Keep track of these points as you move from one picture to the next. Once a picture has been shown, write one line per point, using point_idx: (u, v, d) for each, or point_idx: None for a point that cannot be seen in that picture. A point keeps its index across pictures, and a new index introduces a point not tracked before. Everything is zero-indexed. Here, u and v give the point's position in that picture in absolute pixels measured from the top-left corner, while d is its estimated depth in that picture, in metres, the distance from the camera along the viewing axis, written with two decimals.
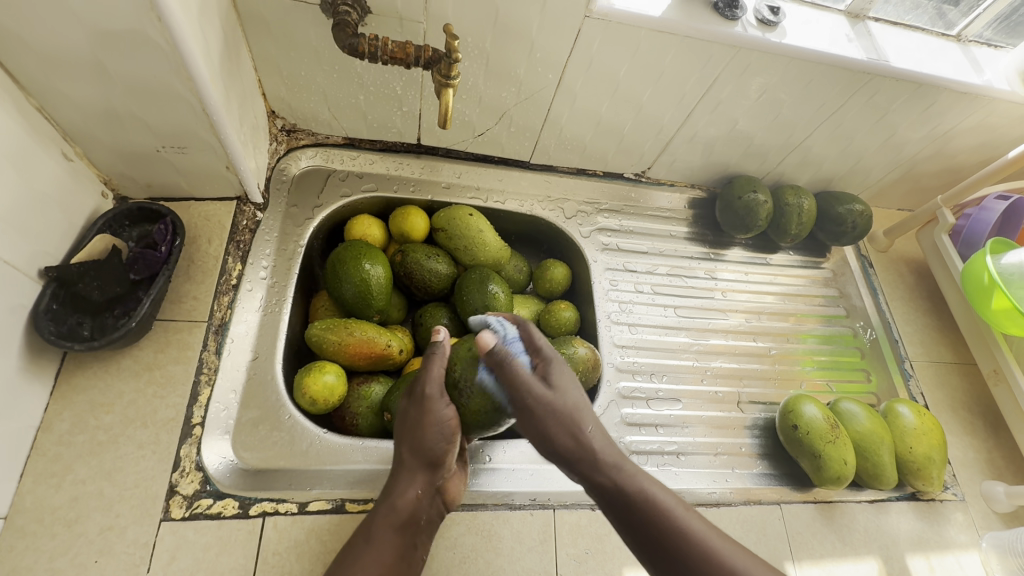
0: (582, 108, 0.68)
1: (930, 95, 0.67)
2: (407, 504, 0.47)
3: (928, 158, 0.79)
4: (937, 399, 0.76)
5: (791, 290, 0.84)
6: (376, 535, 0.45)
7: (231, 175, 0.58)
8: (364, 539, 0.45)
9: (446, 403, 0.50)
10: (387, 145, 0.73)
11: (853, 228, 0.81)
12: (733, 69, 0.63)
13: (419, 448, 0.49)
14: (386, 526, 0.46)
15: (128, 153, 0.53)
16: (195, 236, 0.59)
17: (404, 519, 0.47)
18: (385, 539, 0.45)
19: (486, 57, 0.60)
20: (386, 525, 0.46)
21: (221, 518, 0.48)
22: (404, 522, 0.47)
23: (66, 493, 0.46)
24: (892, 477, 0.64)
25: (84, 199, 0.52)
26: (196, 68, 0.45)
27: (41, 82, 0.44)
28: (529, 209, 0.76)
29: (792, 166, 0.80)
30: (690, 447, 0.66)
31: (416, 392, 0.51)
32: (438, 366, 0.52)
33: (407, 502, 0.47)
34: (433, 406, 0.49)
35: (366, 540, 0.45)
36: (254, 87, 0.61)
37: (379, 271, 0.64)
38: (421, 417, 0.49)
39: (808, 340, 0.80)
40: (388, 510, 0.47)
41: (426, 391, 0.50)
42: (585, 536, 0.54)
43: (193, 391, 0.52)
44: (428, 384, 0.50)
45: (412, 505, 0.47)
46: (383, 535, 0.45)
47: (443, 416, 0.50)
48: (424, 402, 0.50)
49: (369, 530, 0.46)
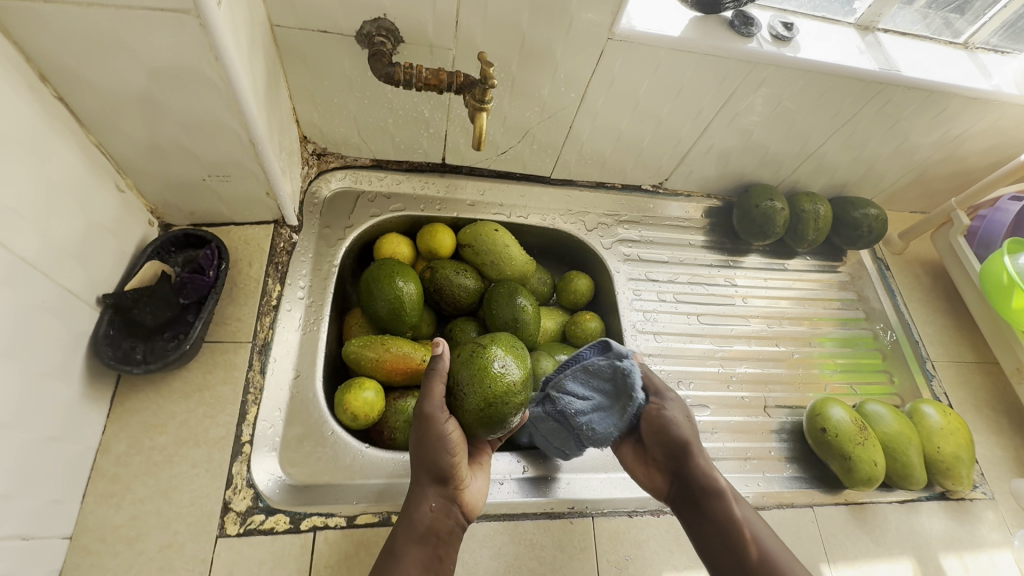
0: (603, 125, 0.70)
1: (942, 101, 0.69)
2: (424, 518, 0.47)
3: (940, 162, 0.81)
4: (960, 398, 0.77)
5: (803, 295, 0.85)
6: (397, 552, 0.46)
7: (270, 201, 0.60)
8: (389, 557, 0.46)
9: (446, 417, 0.48)
10: (413, 165, 0.76)
11: (868, 233, 0.82)
12: (749, 83, 0.66)
13: (426, 463, 0.48)
14: (407, 541, 0.46)
15: (175, 183, 0.55)
16: (236, 260, 0.61)
17: (424, 533, 0.47)
18: (406, 556, 0.45)
19: (512, 80, 0.63)
20: (407, 541, 0.46)
21: (273, 533, 0.49)
22: (425, 535, 0.47)
23: (127, 512, 0.47)
24: (921, 477, 0.65)
25: (133, 228, 0.54)
26: (246, 101, 0.47)
27: (101, 119, 0.46)
28: (551, 222, 0.78)
29: (807, 173, 0.82)
30: (720, 453, 0.68)
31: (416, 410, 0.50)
32: (440, 382, 0.49)
33: (423, 516, 0.47)
34: (431, 422, 0.48)
35: (390, 559, 0.46)
36: (289, 115, 0.63)
37: (411, 287, 0.66)
38: (424, 433, 0.49)
39: (827, 343, 0.81)
40: (407, 526, 0.47)
41: (426, 409, 0.48)
42: (625, 542, 0.56)
43: (241, 410, 0.54)
44: (427, 403, 0.48)
45: (429, 519, 0.47)
46: (404, 551, 0.46)
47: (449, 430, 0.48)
48: (423, 419, 0.48)
49: (391, 548, 0.46)
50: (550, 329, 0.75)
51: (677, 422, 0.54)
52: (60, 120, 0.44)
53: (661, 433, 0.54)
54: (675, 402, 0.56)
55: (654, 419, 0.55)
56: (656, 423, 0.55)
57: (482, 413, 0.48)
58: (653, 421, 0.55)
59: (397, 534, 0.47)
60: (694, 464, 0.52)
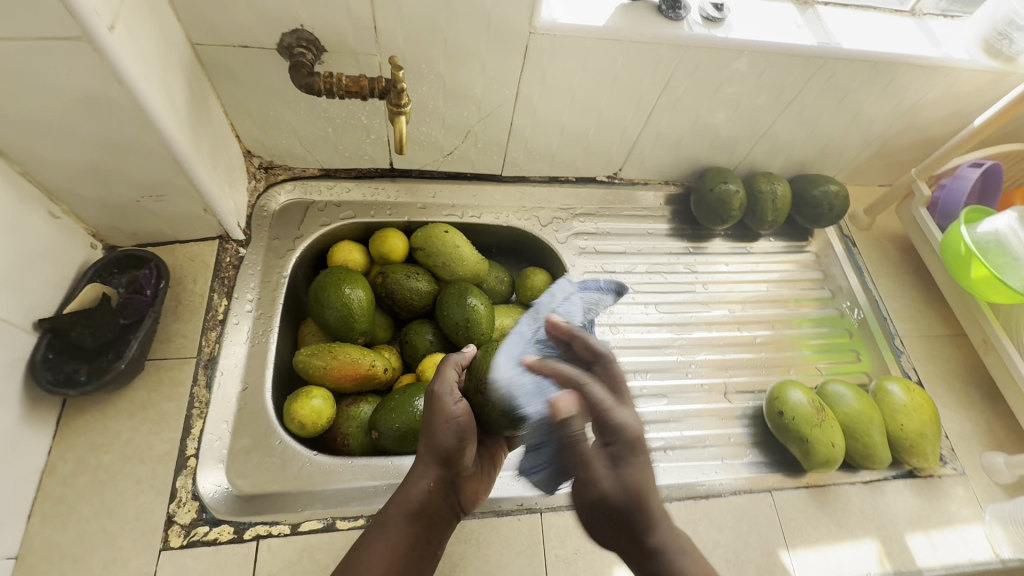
0: (544, 119, 0.70)
1: (888, 71, 0.67)
2: (419, 496, 0.50)
3: (899, 132, 0.79)
4: (930, 373, 0.75)
5: (784, 276, 0.84)
6: (388, 523, 0.49)
7: (210, 217, 0.61)
8: (378, 525, 0.49)
9: (457, 401, 0.51)
10: (362, 172, 0.76)
11: (829, 211, 0.81)
12: (685, 67, 0.65)
13: (431, 445, 0.51)
14: (397, 515, 0.49)
15: (112, 205, 0.56)
16: (181, 277, 0.62)
17: (416, 511, 0.49)
18: (394, 529, 0.48)
19: (442, 80, 0.62)
20: (397, 514, 0.49)
21: (217, 544, 0.50)
22: (416, 514, 0.49)
23: (72, 531, 0.48)
24: (885, 456, 0.64)
25: (73, 252, 0.55)
26: (161, 122, 0.48)
27: (21, 148, 0.47)
28: (505, 220, 0.78)
29: (763, 153, 0.81)
30: (677, 442, 0.67)
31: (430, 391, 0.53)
32: (452, 368, 0.53)
33: (418, 495, 0.50)
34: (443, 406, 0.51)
35: (379, 527, 0.49)
36: (226, 130, 0.64)
37: (360, 293, 0.66)
38: (433, 415, 0.52)
39: (804, 325, 0.80)
40: (401, 501, 0.50)
41: (438, 390, 0.52)
42: (574, 536, 0.55)
43: (185, 425, 0.55)
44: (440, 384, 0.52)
45: (422, 498, 0.50)
46: (393, 524, 0.49)
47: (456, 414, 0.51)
48: (434, 400, 0.52)
49: (383, 517, 0.50)
50: (509, 327, 0.74)
51: (646, 508, 0.43)
52: None
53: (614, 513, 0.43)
54: (642, 483, 0.43)
55: (636, 497, 0.43)
56: (637, 503, 0.42)
57: (511, 401, 0.49)
58: (633, 503, 0.42)
59: (390, 506, 0.50)
60: (662, 555, 0.42)
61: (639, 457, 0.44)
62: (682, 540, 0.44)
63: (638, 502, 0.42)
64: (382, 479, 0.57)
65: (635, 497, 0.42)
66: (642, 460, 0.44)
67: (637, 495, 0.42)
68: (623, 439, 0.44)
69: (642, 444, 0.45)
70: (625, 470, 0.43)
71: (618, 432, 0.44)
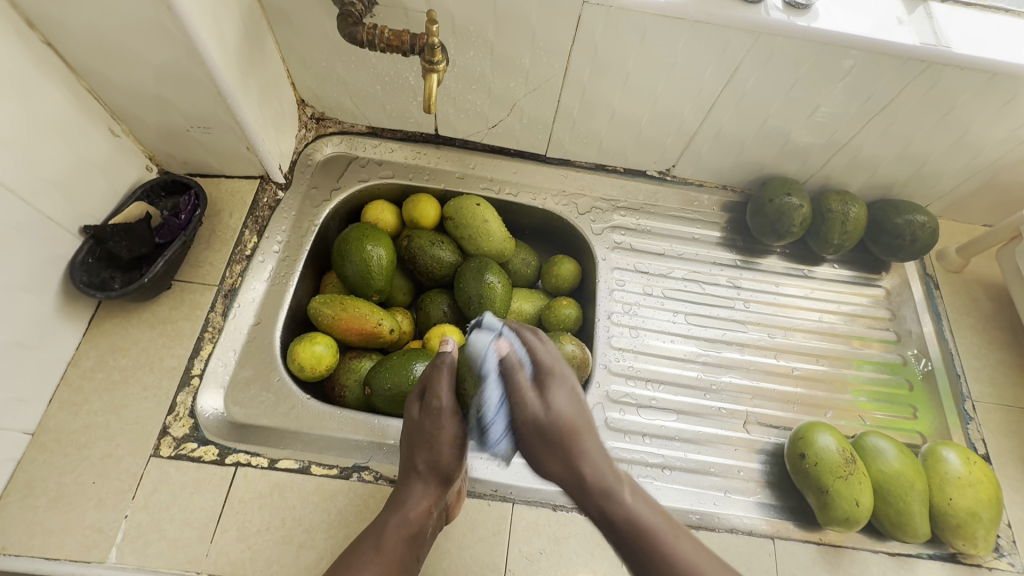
0: (594, 100, 0.66)
1: (1008, 86, 0.57)
2: (419, 518, 0.45)
3: (1013, 163, 0.68)
4: (1001, 449, 0.64)
5: (856, 311, 0.75)
6: (386, 546, 0.43)
7: (252, 156, 0.64)
8: (374, 546, 0.43)
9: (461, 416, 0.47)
10: (408, 135, 0.76)
11: (911, 242, 0.70)
12: (756, 57, 0.58)
13: (435, 462, 0.46)
14: (396, 536, 0.44)
15: (165, 132, 0.60)
16: (219, 210, 0.66)
17: (414, 533, 0.45)
18: (393, 551, 0.43)
19: (490, 46, 0.61)
20: (395, 536, 0.44)
21: (200, 461, 0.52)
22: (413, 535, 0.45)
23: (82, 420, 0.53)
24: (922, 529, 0.55)
25: (128, 170, 0.60)
26: (208, 55, 0.50)
27: (88, 65, 0.51)
28: (541, 202, 0.76)
29: (841, 168, 0.72)
30: (678, 462, 0.62)
31: (430, 402, 0.47)
32: (448, 374, 0.47)
33: (418, 516, 0.45)
34: (453, 422, 0.46)
35: (376, 548, 0.43)
36: (281, 76, 0.66)
37: (381, 252, 0.66)
38: (437, 432, 0.47)
39: (863, 367, 0.71)
40: (399, 520, 0.45)
41: (442, 403, 0.46)
42: (542, 535, 0.53)
43: (196, 346, 0.58)
44: (443, 396, 0.46)
45: (422, 520, 0.45)
46: (392, 547, 0.43)
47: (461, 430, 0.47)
48: (440, 415, 0.46)
49: (378, 537, 0.44)
50: (527, 312, 0.72)
51: (572, 435, 0.44)
52: (51, 64, 0.50)
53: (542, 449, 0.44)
54: (570, 410, 0.45)
55: (563, 427, 0.44)
56: (559, 434, 0.44)
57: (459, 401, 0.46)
58: (558, 436, 0.44)
59: (383, 524, 0.45)
60: (593, 481, 0.43)
61: (559, 386, 0.45)
62: (614, 468, 0.44)
63: (559, 438, 0.44)
64: (365, 436, 0.57)
65: (562, 430, 0.44)
66: (572, 404, 0.45)
67: (561, 422, 0.44)
68: (544, 369, 0.46)
69: (563, 374, 0.47)
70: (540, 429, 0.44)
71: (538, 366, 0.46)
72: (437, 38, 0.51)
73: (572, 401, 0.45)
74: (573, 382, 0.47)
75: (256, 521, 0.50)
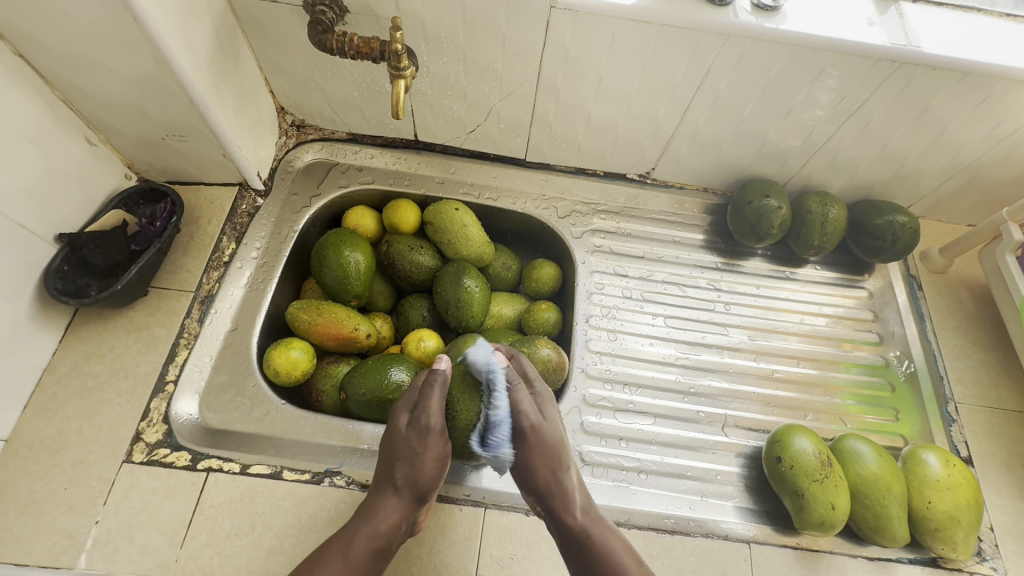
0: (569, 104, 0.67)
1: (980, 85, 0.57)
2: (387, 532, 0.46)
3: (995, 162, 0.67)
4: (985, 452, 0.64)
5: (839, 313, 0.74)
6: (353, 554, 0.44)
7: (229, 163, 0.65)
8: (340, 554, 0.44)
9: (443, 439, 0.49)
10: (388, 141, 0.76)
11: (892, 244, 0.70)
12: (726, 59, 0.58)
13: (413, 479, 0.48)
14: (364, 546, 0.45)
15: (142, 141, 0.61)
16: (198, 217, 0.67)
17: (381, 547, 0.45)
18: (359, 561, 0.44)
19: (462, 52, 0.61)
20: (363, 546, 0.45)
21: (172, 467, 0.53)
22: (380, 548, 0.45)
23: (55, 426, 0.53)
24: (901, 533, 0.54)
25: (104, 179, 0.61)
26: (177, 63, 0.51)
27: (61, 76, 0.53)
28: (521, 206, 0.76)
29: (820, 169, 0.71)
30: (654, 466, 0.61)
31: (420, 420, 0.49)
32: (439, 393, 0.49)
33: (388, 529, 0.46)
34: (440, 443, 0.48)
35: (342, 555, 0.44)
36: (258, 84, 0.67)
37: (359, 257, 0.66)
38: (422, 450, 0.48)
39: (851, 370, 0.70)
40: (369, 533, 0.45)
41: (428, 421, 0.48)
42: (514, 540, 0.53)
43: (170, 352, 0.59)
44: (428, 415, 0.48)
45: (390, 534, 0.46)
46: (358, 557, 0.44)
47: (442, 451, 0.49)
48: (427, 434, 0.48)
49: (346, 545, 0.44)
50: (507, 316, 0.71)
51: (552, 466, 0.51)
52: (23, 76, 0.51)
53: (534, 467, 0.51)
54: (557, 436, 0.53)
55: (550, 446, 0.52)
56: (550, 450, 0.51)
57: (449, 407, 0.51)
58: (537, 467, 0.50)
59: (351, 533, 0.46)
60: (561, 499, 0.50)
61: (540, 436, 0.51)
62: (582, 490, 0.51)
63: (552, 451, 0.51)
64: (339, 441, 0.57)
65: None
66: (557, 422, 0.53)
67: None
68: (532, 424, 0.51)
69: (548, 419, 0.53)
70: (533, 442, 0.51)
71: (526, 419, 0.51)
72: (401, 45, 0.53)
73: (559, 429, 0.53)
74: (557, 425, 0.53)
75: (226, 526, 0.51)
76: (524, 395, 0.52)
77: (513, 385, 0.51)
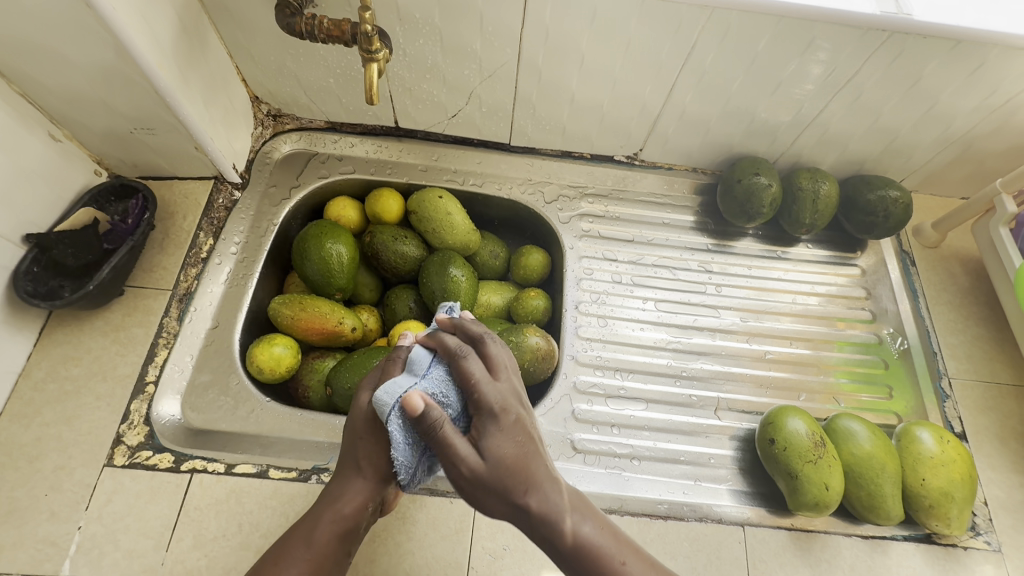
0: (552, 84, 0.65)
1: (974, 53, 0.55)
2: (353, 513, 0.42)
3: (988, 132, 0.66)
4: (979, 427, 0.63)
5: (833, 291, 0.73)
6: (317, 542, 0.40)
7: (202, 155, 0.63)
8: (305, 542, 0.40)
9: None
10: (367, 128, 0.74)
11: (885, 219, 0.69)
12: (712, 32, 0.56)
13: (378, 459, 0.42)
14: (328, 532, 0.41)
15: (109, 135, 0.59)
16: (173, 213, 0.65)
17: (348, 529, 0.42)
18: (324, 549, 0.40)
19: (439, 33, 0.59)
20: (328, 532, 0.41)
21: (155, 469, 0.52)
22: (347, 530, 0.42)
23: (33, 432, 0.52)
24: (895, 511, 0.54)
25: (73, 177, 0.59)
26: (139, 53, 0.49)
27: (17, 69, 0.50)
28: (507, 192, 0.74)
29: (810, 145, 0.70)
30: (647, 452, 0.61)
31: None
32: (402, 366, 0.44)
33: (353, 513, 0.42)
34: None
35: (306, 544, 0.40)
36: (230, 73, 0.64)
37: (342, 249, 0.64)
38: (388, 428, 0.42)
39: (844, 349, 0.70)
40: (333, 517, 0.41)
41: None
42: (505, 531, 0.52)
43: (150, 352, 0.57)
44: None
45: (357, 517, 0.42)
46: (322, 543, 0.40)
47: None
48: None
49: (309, 532, 0.41)
50: (495, 305, 0.70)
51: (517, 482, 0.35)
52: None
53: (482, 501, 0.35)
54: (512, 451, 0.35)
55: (506, 467, 0.35)
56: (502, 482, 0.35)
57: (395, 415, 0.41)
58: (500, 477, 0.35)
59: (314, 518, 0.41)
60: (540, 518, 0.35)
61: (502, 424, 0.36)
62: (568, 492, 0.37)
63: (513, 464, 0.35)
64: (326, 437, 0.56)
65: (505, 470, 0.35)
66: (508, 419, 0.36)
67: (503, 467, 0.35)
68: (487, 408, 0.37)
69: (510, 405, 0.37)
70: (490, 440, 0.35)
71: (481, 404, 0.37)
72: (372, 26, 0.51)
73: (516, 440, 0.36)
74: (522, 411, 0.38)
75: (213, 527, 0.50)
76: (474, 362, 0.39)
77: (460, 354, 0.39)
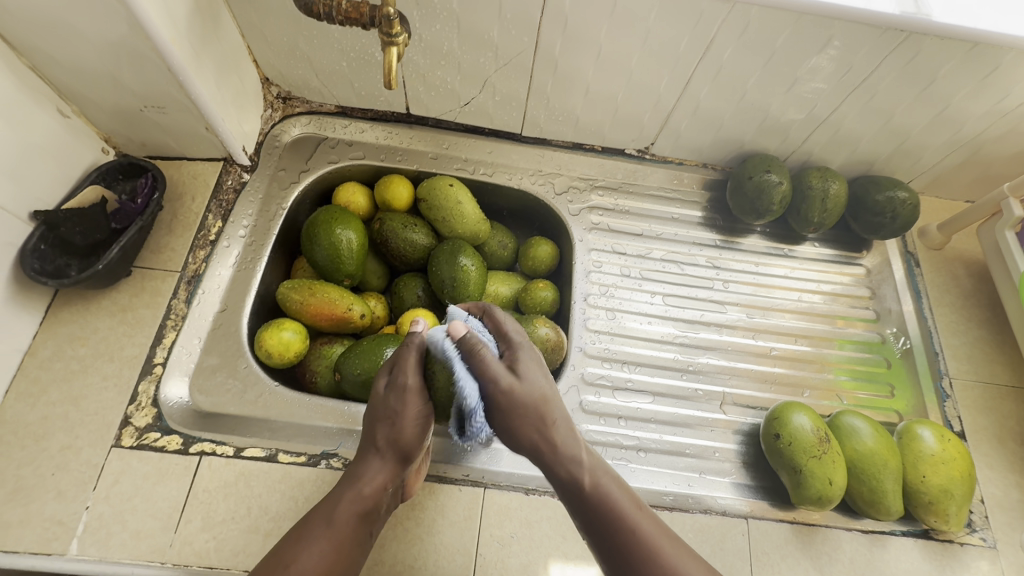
0: (567, 74, 0.64)
1: (990, 56, 0.55)
2: (372, 494, 0.42)
3: (998, 136, 0.66)
4: (978, 426, 0.64)
5: (837, 290, 0.74)
6: (338, 520, 0.41)
7: (212, 136, 0.62)
8: (325, 520, 0.41)
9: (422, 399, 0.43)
10: (378, 114, 0.73)
11: (892, 220, 0.69)
12: (730, 28, 0.56)
13: (395, 439, 0.43)
14: (349, 511, 0.41)
15: (119, 113, 0.58)
16: (182, 193, 0.64)
17: (368, 509, 0.42)
18: (343, 526, 0.41)
19: (456, 19, 0.58)
20: (348, 512, 0.41)
21: (163, 451, 0.51)
22: (366, 511, 0.42)
23: (40, 412, 0.52)
24: (896, 507, 0.55)
25: (81, 154, 0.58)
26: (153, 29, 0.48)
27: (26, 40, 0.49)
28: (517, 182, 0.74)
29: (822, 144, 0.70)
30: (653, 445, 0.61)
31: (396, 379, 0.43)
32: (416, 354, 0.44)
33: (373, 492, 0.42)
34: (418, 402, 0.42)
35: (326, 522, 0.40)
36: (241, 54, 0.63)
37: (351, 236, 0.63)
38: (401, 409, 0.43)
39: (846, 347, 0.71)
40: (352, 497, 0.42)
41: (405, 381, 0.43)
42: (513, 519, 0.52)
43: (158, 334, 0.57)
44: (406, 374, 0.43)
45: (377, 497, 0.43)
46: (343, 521, 0.41)
47: (423, 411, 0.43)
48: (404, 394, 0.43)
49: (330, 511, 0.41)
50: (503, 295, 0.70)
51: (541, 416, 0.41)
52: None
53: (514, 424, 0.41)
54: (539, 388, 0.42)
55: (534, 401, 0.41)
56: (531, 410, 0.41)
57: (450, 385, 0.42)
58: (528, 407, 0.41)
59: (336, 498, 0.42)
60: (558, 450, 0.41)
61: (529, 358, 0.43)
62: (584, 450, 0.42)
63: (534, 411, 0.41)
64: (335, 423, 0.56)
65: (534, 401, 0.41)
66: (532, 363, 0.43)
67: (532, 399, 0.41)
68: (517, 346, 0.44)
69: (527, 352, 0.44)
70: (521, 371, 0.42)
71: (508, 341, 0.44)
72: (394, 10, 0.51)
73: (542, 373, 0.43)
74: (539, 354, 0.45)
75: (222, 510, 0.50)
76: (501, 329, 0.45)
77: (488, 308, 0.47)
